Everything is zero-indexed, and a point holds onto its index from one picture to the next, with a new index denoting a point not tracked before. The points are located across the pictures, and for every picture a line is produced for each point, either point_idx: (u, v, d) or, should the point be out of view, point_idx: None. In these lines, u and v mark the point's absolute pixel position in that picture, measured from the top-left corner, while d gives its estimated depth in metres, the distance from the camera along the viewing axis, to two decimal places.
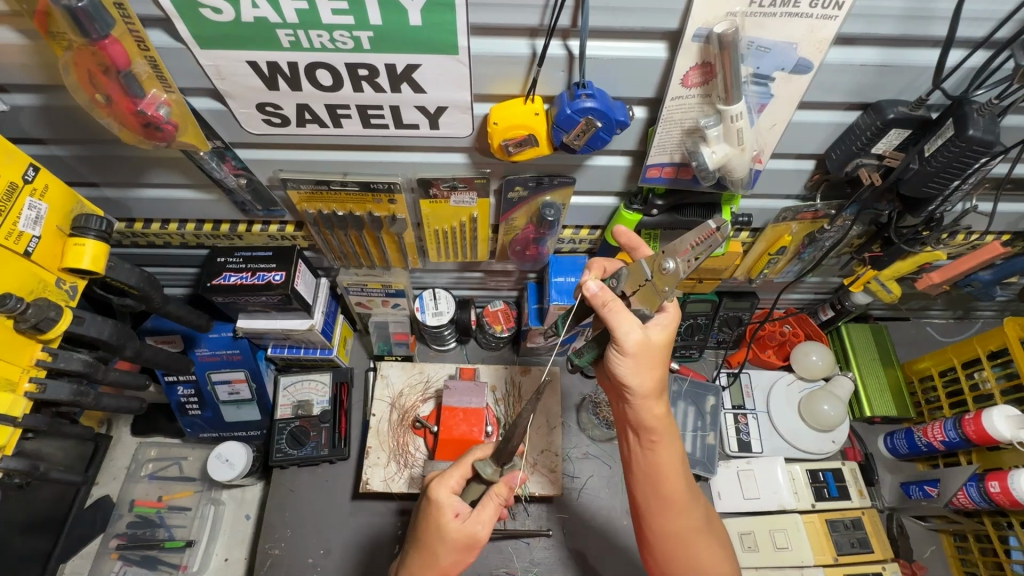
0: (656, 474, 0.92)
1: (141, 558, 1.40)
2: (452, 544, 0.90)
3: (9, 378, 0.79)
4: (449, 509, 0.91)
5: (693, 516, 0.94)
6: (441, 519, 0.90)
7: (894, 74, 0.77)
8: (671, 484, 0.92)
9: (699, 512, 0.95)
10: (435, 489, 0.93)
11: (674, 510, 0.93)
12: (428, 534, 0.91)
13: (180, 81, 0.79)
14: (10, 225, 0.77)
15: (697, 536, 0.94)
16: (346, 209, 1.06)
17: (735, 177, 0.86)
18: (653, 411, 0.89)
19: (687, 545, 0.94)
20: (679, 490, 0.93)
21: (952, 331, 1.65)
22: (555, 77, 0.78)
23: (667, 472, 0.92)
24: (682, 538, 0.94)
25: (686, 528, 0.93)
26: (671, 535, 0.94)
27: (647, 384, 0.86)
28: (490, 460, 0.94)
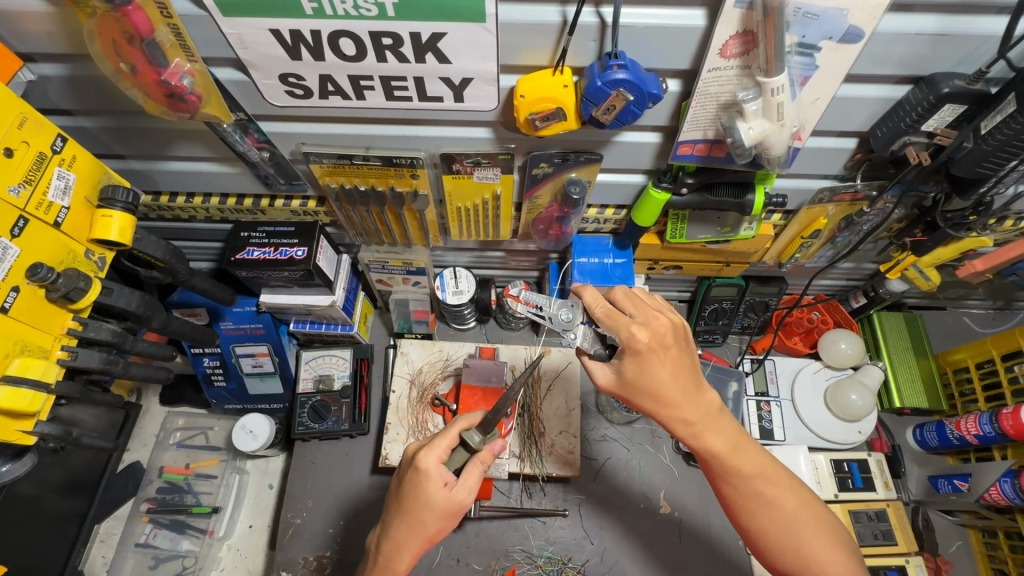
0: (724, 470, 0.87)
1: (170, 522, 1.45)
2: (440, 512, 0.88)
3: (41, 346, 0.81)
4: (438, 479, 0.88)
5: (783, 499, 0.86)
6: (429, 489, 0.87)
7: (950, 45, 0.72)
8: (745, 473, 0.86)
9: (788, 490, 0.87)
10: (423, 458, 0.88)
11: (759, 503, 0.86)
12: (413, 505, 0.88)
13: (203, 50, 0.77)
14: (40, 195, 0.78)
15: (799, 523, 0.85)
16: (368, 184, 1.05)
17: (772, 155, 0.81)
18: (680, 415, 0.86)
19: (794, 536, 0.85)
20: (753, 473, 0.86)
21: (991, 323, 1.58)
22: (585, 47, 0.75)
23: (737, 467, 0.86)
24: (788, 526, 0.85)
25: (784, 515, 0.85)
26: (771, 529, 0.86)
27: (654, 389, 0.84)
28: (476, 429, 0.92)
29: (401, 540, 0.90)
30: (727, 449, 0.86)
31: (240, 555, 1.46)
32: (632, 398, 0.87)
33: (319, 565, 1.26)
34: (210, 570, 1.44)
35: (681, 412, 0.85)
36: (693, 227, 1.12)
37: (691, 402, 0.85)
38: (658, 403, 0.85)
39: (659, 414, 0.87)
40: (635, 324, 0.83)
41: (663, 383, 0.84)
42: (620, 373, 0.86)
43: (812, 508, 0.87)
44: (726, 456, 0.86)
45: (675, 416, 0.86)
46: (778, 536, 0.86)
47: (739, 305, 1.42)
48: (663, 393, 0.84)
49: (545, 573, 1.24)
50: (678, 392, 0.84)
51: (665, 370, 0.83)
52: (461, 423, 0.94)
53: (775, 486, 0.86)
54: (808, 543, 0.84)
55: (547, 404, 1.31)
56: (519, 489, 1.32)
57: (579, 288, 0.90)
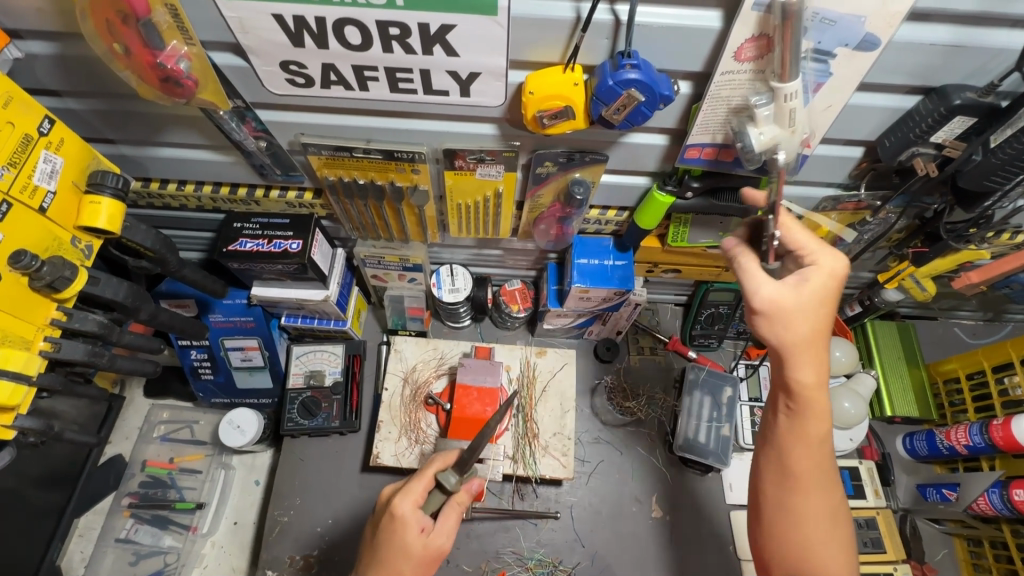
0: (793, 430, 0.82)
1: (152, 517, 1.42)
2: (418, 561, 0.85)
3: (22, 336, 0.78)
4: (415, 525, 0.86)
5: (826, 491, 0.83)
6: (406, 536, 0.85)
7: (963, 57, 0.72)
8: (813, 446, 0.82)
9: (831, 489, 0.84)
10: (399, 504, 0.87)
11: (810, 483, 0.82)
12: (389, 553, 0.85)
13: (202, 33, 0.74)
14: (25, 178, 0.74)
15: (829, 518, 0.83)
16: (367, 177, 1.02)
17: (781, 161, 0.80)
18: (807, 357, 0.78)
19: (817, 531, 0.82)
20: (817, 453, 0.82)
21: (981, 333, 1.59)
22: (598, 44, 0.73)
23: (813, 433, 0.82)
24: (813, 518, 0.82)
25: (820, 506, 0.82)
26: (797, 514, 0.83)
27: (800, 320, 0.77)
28: (451, 469, 0.91)
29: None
30: (824, 412, 0.81)
31: (224, 552, 1.43)
32: (772, 326, 0.78)
33: (306, 564, 1.24)
34: (192, 567, 1.41)
35: (808, 363, 0.78)
36: (695, 231, 1.11)
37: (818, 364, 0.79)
38: (796, 345, 0.77)
39: (785, 352, 0.78)
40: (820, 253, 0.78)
41: (798, 333, 0.77)
42: (787, 296, 0.76)
43: (839, 512, 0.84)
44: (816, 418, 0.81)
45: (792, 370, 0.79)
46: (798, 525, 0.83)
47: (735, 310, 1.41)
48: (792, 339, 0.77)
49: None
50: (811, 352, 0.78)
51: (804, 325, 0.77)
52: (436, 463, 0.93)
53: (826, 476, 0.83)
54: (824, 543, 0.82)
55: (542, 408, 1.30)
56: (511, 490, 1.30)
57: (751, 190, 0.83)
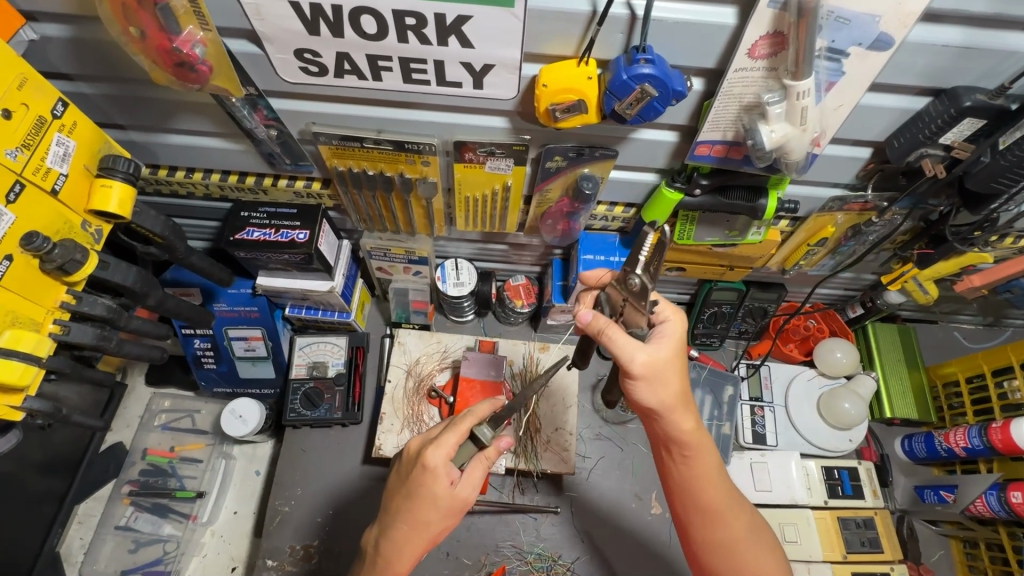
0: (697, 475, 0.87)
1: (152, 505, 1.42)
2: (445, 511, 0.88)
3: (32, 318, 0.78)
4: (444, 477, 0.87)
5: (739, 519, 0.88)
6: (435, 488, 0.86)
7: (975, 58, 0.72)
8: (715, 486, 0.87)
9: (744, 510, 0.89)
10: (430, 456, 0.87)
11: (721, 516, 0.87)
12: (420, 504, 0.87)
13: (218, 19, 0.74)
14: (38, 160, 0.74)
15: (749, 541, 0.88)
16: (376, 168, 1.03)
17: (791, 160, 0.81)
18: (687, 409, 0.85)
19: (738, 552, 0.87)
20: (719, 489, 0.87)
21: (981, 338, 1.60)
22: (613, 39, 0.73)
23: (710, 478, 0.87)
24: (736, 544, 0.87)
25: (735, 532, 0.87)
26: (719, 544, 0.88)
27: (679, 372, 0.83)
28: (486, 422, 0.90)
29: (400, 540, 0.89)
30: (709, 457, 0.87)
31: (223, 541, 1.43)
32: (661, 379, 0.82)
33: (306, 554, 1.24)
34: (191, 555, 1.41)
35: (685, 417, 0.84)
36: (701, 229, 1.11)
37: (691, 411, 0.85)
38: (679, 389, 0.83)
39: (663, 414, 0.83)
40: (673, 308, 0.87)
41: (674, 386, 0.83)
42: (663, 347, 0.81)
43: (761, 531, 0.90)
44: (705, 463, 0.87)
45: (672, 424, 0.84)
46: (721, 551, 0.88)
47: (738, 309, 1.42)
48: (669, 398, 0.82)
49: (535, 569, 1.23)
50: (683, 398, 0.84)
51: (676, 378, 0.83)
52: (471, 415, 0.91)
53: (734, 504, 0.88)
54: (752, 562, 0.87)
55: (544, 403, 1.30)
56: (511, 484, 1.31)
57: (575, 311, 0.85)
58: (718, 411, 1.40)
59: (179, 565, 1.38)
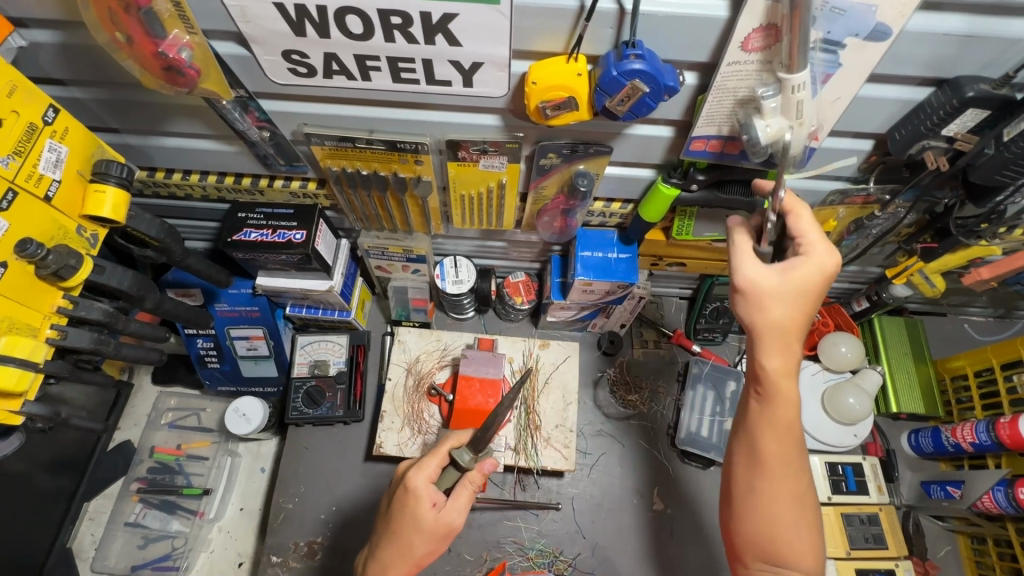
0: (762, 434, 0.80)
1: (160, 502, 1.45)
2: (429, 534, 0.88)
3: (30, 323, 0.79)
4: (427, 500, 0.88)
5: (791, 493, 0.79)
6: (418, 511, 0.87)
7: (978, 47, 0.70)
8: (770, 450, 0.79)
9: (800, 485, 0.80)
10: (413, 478, 0.89)
11: (788, 459, 0.79)
12: (402, 525, 0.88)
13: (203, 22, 0.74)
14: (30, 167, 0.75)
15: (798, 495, 0.79)
16: (370, 168, 1.02)
17: (787, 155, 0.79)
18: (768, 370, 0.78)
19: (786, 500, 0.79)
20: (774, 456, 0.79)
21: (991, 330, 1.57)
22: (602, 34, 0.72)
23: (784, 425, 0.79)
24: (780, 520, 0.79)
25: (789, 491, 0.79)
26: (763, 516, 0.80)
27: (774, 319, 0.76)
28: (467, 447, 0.92)
29: (387, 562, 0.89)
30: (779, 423, 0.79)
31: (230, 537, 1.45)
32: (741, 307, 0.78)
33: (310, 550, 1.26)
34: (199, 551, 1.43)
35: (782, 349, 0.77)
36: (700, 224, 1.10)
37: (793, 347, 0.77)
38: (766, 329, 0.76)
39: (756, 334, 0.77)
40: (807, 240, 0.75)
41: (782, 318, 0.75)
42: (770, 285, 0.75)
43: (810, 519, 0.81)
44: (789, 410, 0.78)
45: (767, 351, 0.77)
46: (773, 502, 0.79)
47: None
48: (779, 322, 0.75)
49: (536, 565, 1.24)
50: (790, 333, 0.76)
51: (792, 307, 0.75)
52: (452, 440, 0.94)
53: (792, 475, 0.79)
54: (795, 539, 0.79)
55: (544, 400, 1.30)
56: (513, 481, 1.31)
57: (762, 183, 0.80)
58: None
59: (187, 560, 1.41)
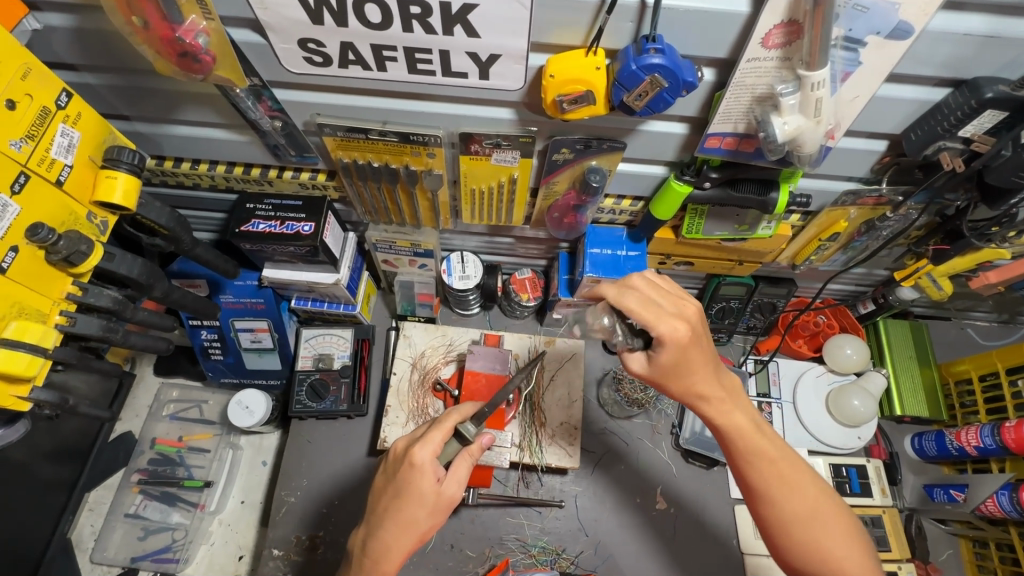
0: (746, 448, 0.84)
1: (161, 494, 1.44)
2: (431, 507, 0.89)
3: (39, 309, 0.78)
4: (431, 474, 0.88)
5: (804, 488, 0.82)
6: (422, 484, 0.88)
7: (997, 48, 0.69)
8: (768, 455, 0.83)
9: (808, 480, 0.83)
10: (418, 453, 0.89)
11: (790, 481, 0.82)
12: (405, 499, 0.88)
13: (221, 9, 0.73)
14: (42, 151, 0.74)
15: (818, 502, 0.82)
16: (381, 161, 1.02)
17: (803, 153, 0.79)
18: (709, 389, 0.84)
19: (812, 518, 0.81)
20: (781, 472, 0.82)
21: (995, 336, 1.57)
22: (622, 28, 0.72)
23: (764, 450, 0.83)
24: (806, 518, 0.81)
25: (805, 508, 0.81)
26: (791, 522, 0.81)
27: (690, 369, 0.82)
28: (470, 420, 0.94)
29: (391, 542, 0.88)
30: (752, 431, 0.84)
31: (230, 530, 1.44)
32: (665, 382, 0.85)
33: (311, 544, 1.25)
34: (199, 543, 1.42)
35: (709, 380, 0.84)
36: (710, 223, 1.09)
37: (715, 376, 0.84)
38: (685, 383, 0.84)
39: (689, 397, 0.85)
40: (672, 316, 0.79)
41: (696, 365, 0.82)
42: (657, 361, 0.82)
43: (834, 503, 0.82)
44: (752, 437, 0.84)
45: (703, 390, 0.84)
46: (801, 524, 0.81)
47: (746, 304, 1.40)
48: (692, 364, 0.82)
49: (539, 562, 1.23)
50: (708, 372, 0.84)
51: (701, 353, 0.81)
52: (454, 414, 0.94)
53: (795, 471, 0.83)
54: (823, 531, 0.80)
55: (549, 396, 1.29)
56: (516, 478, 1.31)
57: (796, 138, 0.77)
58: None
59: (188, 552, 1.40)
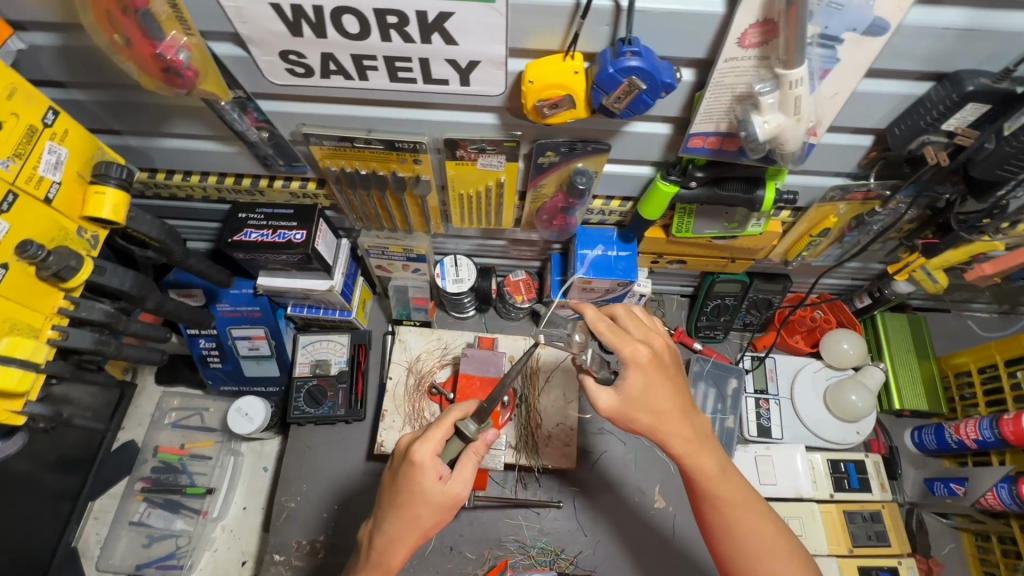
0: (712, 494, 0.88)
1: (165, 501, 1.45)
2: (436, 506, 0.87)
3: (31, 324, 0.79)
4: (433, 471, 0.86)
5: (764, 528, 0.87)
6: (424, 483, 0.86)
7: (977, 40, 0.69)
8: (731, 501, 0.88)
9: (770, 521, 0.88)
10: (417, 451, 0.86)
11: (754, 521, 0.88)
12: (409, 499, 0.87)
13: (201, 23, 0.74)
14: (30, 169, 0.75)
15: (780, 544, 0.87)
16: (369, 168, 1.03)
17: (785, 151, 0.79)
18: (679, 434, 0.87)
19: (774, 558, 0.86)
20: (741, 513, 0.88)
21: (995, 327, 1.56)
22: (599, 31, 0.72)
23: (726, 494, 0.88)
24: (767, 556, 0.86)
25: (762, 545, 0.87)
26: (749, 556, 0.87)
27: (656, 407, 0.86)
28: (472, 419, 0.90)
29: (395, 536, 0.89)
30: (719, 476, 0.88)
31: (233, 536, 1.46)
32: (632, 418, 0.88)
33: (312, 549, 1.26)
34: (203, 550, 1.44)
35: (681, 428, 0.87)
36: (700, 222, 1.09)
37: (686, 422, 0.88)
38: (659, 422, 0.87)
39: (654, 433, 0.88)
40: (632, 349, 0.87)
41: (663, 403, 0.87)
42: (624, 390, 0.86)
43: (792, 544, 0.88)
44: (716, 480, 0.88)
45: (672, 435, 0.87)
46: (759, 560, 0.87)
47: (742, 301, 1.40)
48: (661, 411, 0.86)
49: (537, 563, 1.24)
50: (677, 412, 0.87)
51: (665, 389, 0.86)
52: (455, 411, 0.92)
53: (756, 513, 0.88)
54: (773, 572, 0.86)
55: (546, 397, 1.30)
56: (514, 479, 1.31)
57: (779, 134, 0.76)
58: (721, 405, 1.39)
59: (192, 559, 1.42)
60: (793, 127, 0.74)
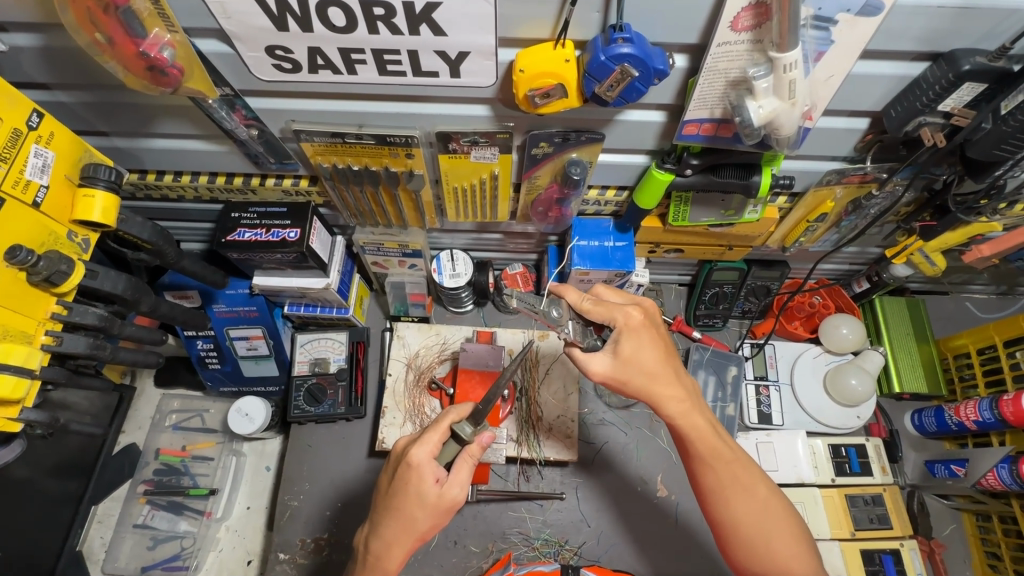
0: (707, 452, 0.88)
1: (168, 503, 1.45)
2: (431, 508, 0.86)
3: (24, 330, 0.79)
4: (430, 474, 0.86)
5: (757, 489, 0.87)
6: (420, 486, 0.86)
7: (973, 18, 0.68)
8: (725, 457, 0.87)
9: (762, 482, 0.88)
10: (413, 453, 0.87)
11: (748, 479, 0.87)
12: (404, 501, 0.87)
13: (183, 19, 0.73)
14: (16, 173, 0.74)
15: (772, 505, 0.87)
16: (361, 164, 1.02)
17: (781, 135, 0.77)
18: (669, 394, 0.88)
19: (767, 518, 0.86)
20: (735, 471, 0.87)
21: (993, 308, 1.56)
22: (589, 18, 0.71)
23: (719, 451, 0.88)
24: (762, 516, 0.86)
25: (756, 505, 0.86)
26: (747, 519, 0.86)
27: (646, 366, 0.88)
28: (466, 420, 0.92)
29: (391, 540, 0.88)
30: (710, 432, 0.88)
31: (238, 536, 1.46)
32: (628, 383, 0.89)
33: (316, 546, 1.26)
34: (208, 550, 1.44)
35: (670, 387, 0.89)
36: (696, 210, 1.08)
37: (677, 380, 0.89)
38: (651, 381, 0.88)
39: (647, 393, 0.89)
40: (627, 306, 0.92)
41: (655, 364, 0.88)
42: (617, 354, 0.89)
43: (784, 504, 0.88)
44: (709, 437, 0.88)
45: (665, 393, 0.88)
46: (756, 521, 0.86)
47: (740, 289, 1.39)
48: (654, 372, 0.88)
49: (541, 554, 1.24)
50: (669, 372, 0.89)
51: (656, 350, 0.89)
52: (451, 413, 0.92)
53: (749, 473, 0.88)
54: (767, 531, 0.85)
55: (545, 390, 1.30)
56: (516, 472, 1.31)
57: (773, 119, 0.75)
58: (722, 393, 1.39)
59: (196, 560, 1.42)
60: (787, 111, 0.73)
